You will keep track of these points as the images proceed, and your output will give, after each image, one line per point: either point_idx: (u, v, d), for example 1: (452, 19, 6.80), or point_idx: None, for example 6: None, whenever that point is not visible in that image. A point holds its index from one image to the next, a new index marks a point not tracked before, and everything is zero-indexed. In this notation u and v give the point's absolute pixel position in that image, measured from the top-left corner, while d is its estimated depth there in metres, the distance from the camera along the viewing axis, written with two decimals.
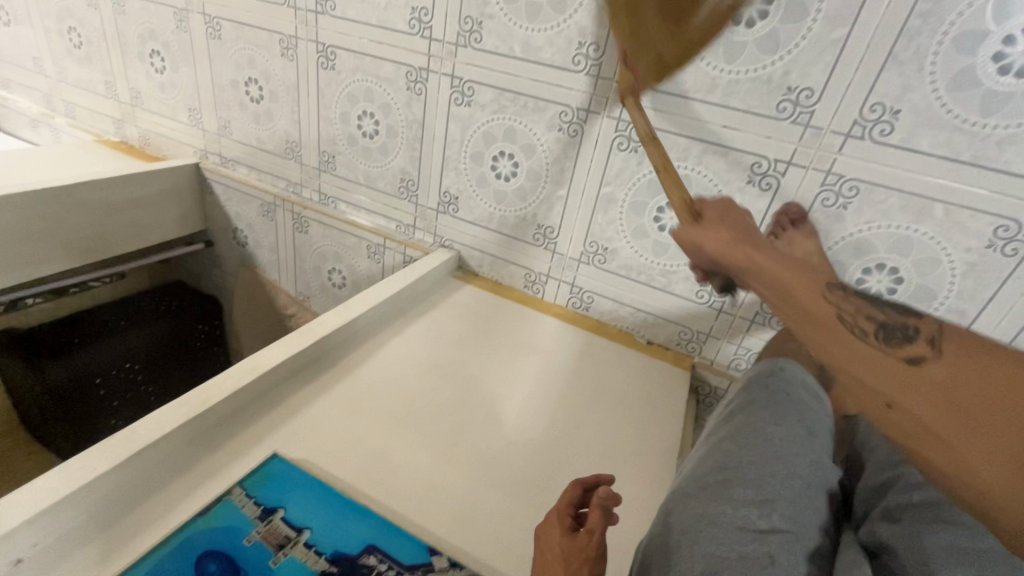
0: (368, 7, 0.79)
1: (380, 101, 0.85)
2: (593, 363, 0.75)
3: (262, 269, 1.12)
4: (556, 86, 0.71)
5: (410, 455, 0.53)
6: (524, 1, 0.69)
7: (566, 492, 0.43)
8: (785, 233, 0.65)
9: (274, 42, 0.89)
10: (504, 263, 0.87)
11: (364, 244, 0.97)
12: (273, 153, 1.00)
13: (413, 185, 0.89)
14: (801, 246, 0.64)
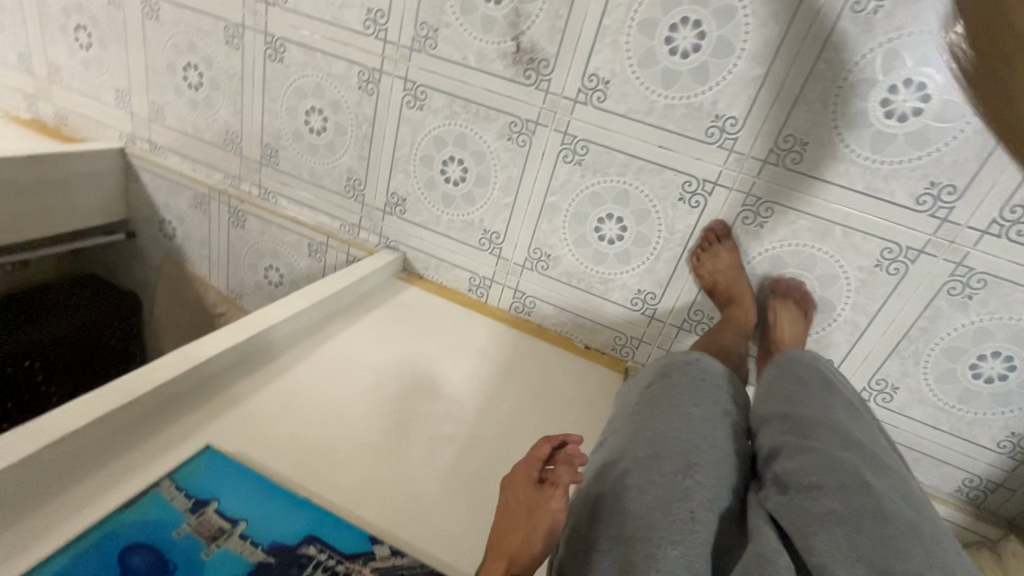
0: (322, 4, 0.78)
1: (330, 98, 0.84)
2: (533, 365, 0.78)
3: (190, 264, 1.06)
4: (507, 97, 0.74)
5: (350, 448, 0.53)
6: (480, 14, 0.72)
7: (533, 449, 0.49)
8: (711, 247, 0.72)
9: (218, 29, 0.86)
10: (449, 266, 0.88)
11: (305, 242, 0.94)
12: (210, 142, 0.95)
13: (360, 184, 0.88)
14: (724, 260, 0.71)
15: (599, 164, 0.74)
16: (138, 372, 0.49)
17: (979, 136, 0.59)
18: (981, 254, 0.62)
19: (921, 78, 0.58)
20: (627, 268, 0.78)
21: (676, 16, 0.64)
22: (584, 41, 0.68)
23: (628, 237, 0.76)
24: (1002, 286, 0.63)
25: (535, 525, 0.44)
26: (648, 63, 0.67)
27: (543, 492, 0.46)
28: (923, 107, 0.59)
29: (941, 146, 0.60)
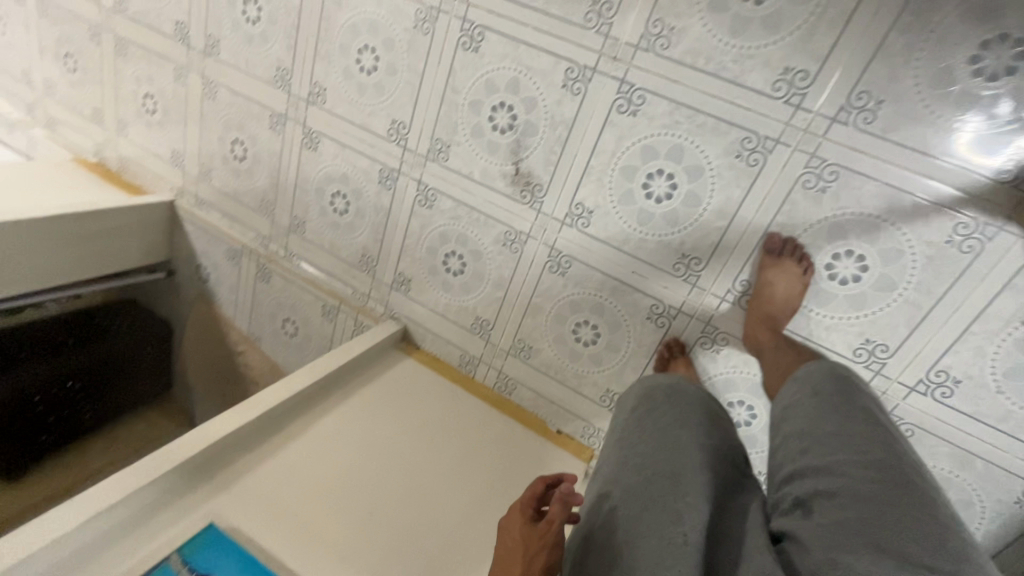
0: (354, 109, 0.90)
1: (354, 185, 0.95)
2: (506, 449, 0.87)
3: (219, 306, 1.18)
4: (505, 210, 0.84)
5: (328, 527, 0.64)
6: (487, 139, 0.82)
7: (528, 490, 0.56)
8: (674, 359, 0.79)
9: (265, 116, 0.98)
10: (444, 342, 0.98)
11: (320, 303, 1.05)
12: (248, 206, 1.08)
13: (373, 260, 0.99)
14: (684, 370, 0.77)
15: (579, 278, 0.83)
16: (171, 446, 0.60)
17: (910, 307, 0.66)
18: (908, 407, 0.70)
19: (861, 251, 0.66)
20: (599, 368, 0.87)
21: (651, 168, 0.74)
22: (573, 175, 0.78)
23: (601, 341, 0.85)
24: (928, 437, 0.70)
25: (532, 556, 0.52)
26: (627, 202, 0.76)
27: (539, 530, 0.54)
28: (861, 274, 0.67)
29: (876, 311, 0.68)
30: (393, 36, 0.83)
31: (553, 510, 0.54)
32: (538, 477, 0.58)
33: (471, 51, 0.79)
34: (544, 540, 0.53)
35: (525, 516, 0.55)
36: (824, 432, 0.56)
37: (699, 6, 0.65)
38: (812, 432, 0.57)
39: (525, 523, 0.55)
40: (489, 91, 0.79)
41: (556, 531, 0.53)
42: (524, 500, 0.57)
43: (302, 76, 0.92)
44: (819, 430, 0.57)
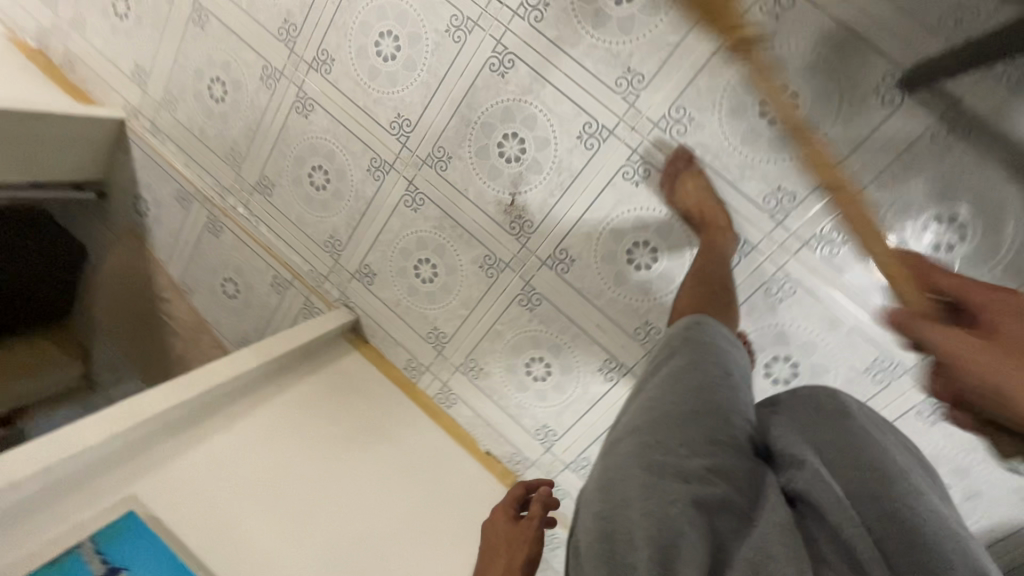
0: (360, 90, 0.86)
1: (339, 164, 0.91)
2: (438, 463, 0.88)
3: (152, 244, 1.08)
4: (491, 236, 0.85)
5: (247, 523, 0.62)
6: (491, 163, 0.82)
7: (509, 494, 0.66)
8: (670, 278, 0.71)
9: (258, 66, 0.91)
10: (395, 342, 0.97)
11: (272, 273, 1.00)
12: (213, 150, 0.99)
13: (340, 244, 0.95)
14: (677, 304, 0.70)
15: (545, 316, 0.86)
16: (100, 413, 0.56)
17: None
18: None
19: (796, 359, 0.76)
20: (542, 404, 0.90)
21: (638, 238, 0.78)
22: (565, 222, 0.81)
23: (550, 379, 0.89)
24: None
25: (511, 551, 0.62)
26: (608, 261, 0.80)
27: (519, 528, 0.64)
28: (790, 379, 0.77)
29: None
30: (420, 31, 0.80)
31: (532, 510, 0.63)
32: (518, 482, 0.68)
33: (498, 74, 0.78)
34: (524, 535, 0.63)
35: (507, 514, 0.66)
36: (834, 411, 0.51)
37: (720, 107, 0.70)
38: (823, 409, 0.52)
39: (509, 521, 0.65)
40: (505, 119, 0.80)
41: (535, 526, 0.63)
42: (507, 501, 0.67)
43: (311, 38, 0.87)
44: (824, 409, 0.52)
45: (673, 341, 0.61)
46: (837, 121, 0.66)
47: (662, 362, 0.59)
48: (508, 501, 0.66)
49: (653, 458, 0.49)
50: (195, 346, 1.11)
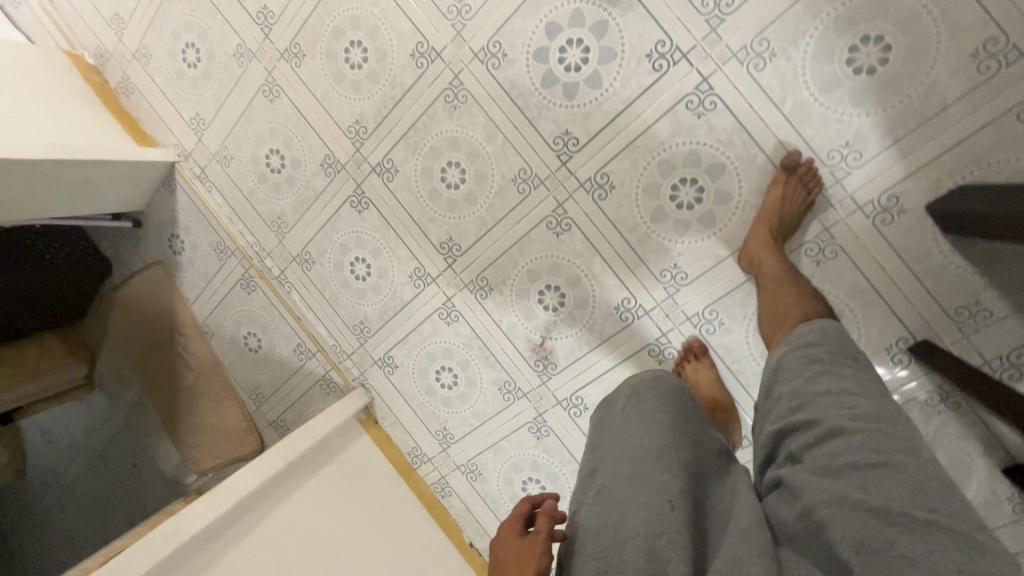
0: (417, 204, 0.89)
1: (382, 261, 0.95)
2: (427, 558, 0.95)
3: (181, 281, 1.10)
4: (514, 366, 0.91)
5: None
6: (529, 305, 0.87)
7: (518, 507, 0.67)
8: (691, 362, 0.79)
9: (321, 153, 0.94)
10: (403, 430, 1.02)
11: (296, 340, 1.04)
12: (259, 212, 1.01)
13: (368, 332, 1.00)
14: (703, 374, 0.78)
15: (550, 447, 0.92)
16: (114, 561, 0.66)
17: None
18: None
19: None
20: None
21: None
22: (587, 374, 0.87)
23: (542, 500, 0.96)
24: None
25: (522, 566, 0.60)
26: None
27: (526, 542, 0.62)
28: None
29: None
30: (487, 172, 0.84)
31: (539, 523, 0.63)
32: (525, 497, 0.68)
33: (553, 232, 0.83)
34: (533, 551, 0.61)
35: (513, 531, 0.65)
36: (816, 387, 0.59)
37: (749, 321, 0.77)
38: (803, 388, 0.61)
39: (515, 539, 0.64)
40: (551, 272, 0.85)
41: (542, 540, 0.62)
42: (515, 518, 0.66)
43: (379, 144, 0.89)
44: (809, 388, 0.60)
45: (638, 388, 0.67)
46: None
47: (630, 406, 0.65)
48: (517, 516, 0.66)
49: (636, 492, 0.55)
50: (203, 384, 1.15)
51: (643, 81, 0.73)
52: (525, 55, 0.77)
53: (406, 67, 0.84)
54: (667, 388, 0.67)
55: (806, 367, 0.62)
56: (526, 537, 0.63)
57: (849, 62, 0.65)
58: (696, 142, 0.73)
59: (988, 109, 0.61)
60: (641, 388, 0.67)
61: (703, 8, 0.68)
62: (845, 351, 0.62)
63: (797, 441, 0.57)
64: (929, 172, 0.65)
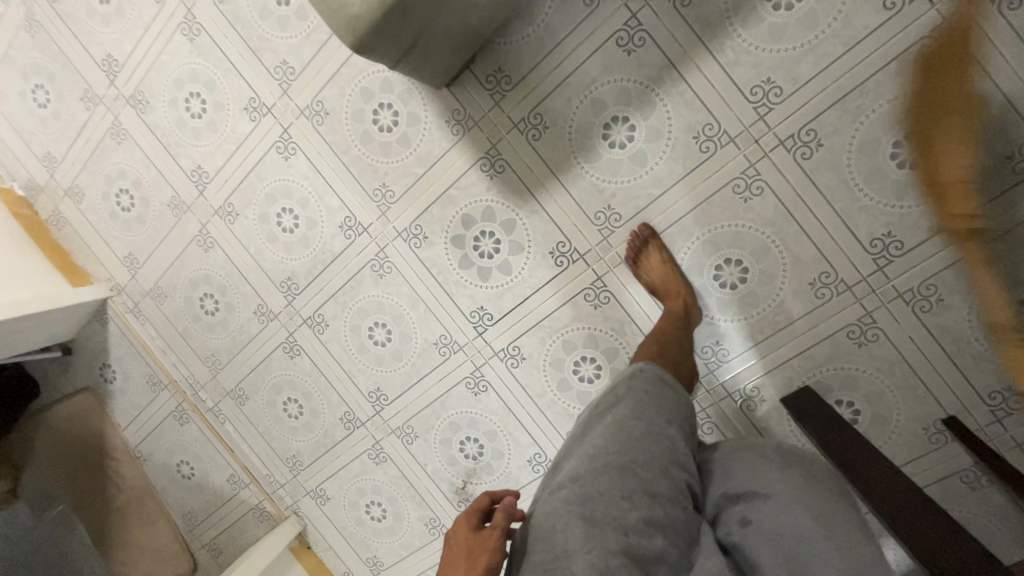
0: (346, 353, 0.95)
1: (313, 402, 1.00)
2: None
3: (114, 406, 1.12)
4: (438, 505, 0.97)
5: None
6: (451, 453, 0.94)
7: (476, 499, 0.60)
8: None
9: (253, 301, 0.98)
10: (334, 556, 1.07)
11: (230, 470, 1.08)
12: (191, 347, 1.04)
13: (300, 466, 1.04)
14: None
15: None
16: None
17: None
18: None
19: None
20: None
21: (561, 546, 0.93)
22: None
23: None
24: None
25: (474, 559, 0.54)
26: None
27: (482, 536, 0.56)
28: None
29: None
30: (411, 333, 0.91)
31: (497, 517, 0.57)
32: (486, 491, 0.61)
33: (471, 391, 0.90)
34: (486, 545, 0.55)
35: (468, 522, 0.58)
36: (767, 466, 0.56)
37: None
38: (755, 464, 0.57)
39: (470, 530, 0.57)
40: (469, 425, 0.92)
41: (498, 537, 0.55)
42: (471, 511, 0.59)
43: (312, 299, 0.94)
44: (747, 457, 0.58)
45: (617, 390, 0.64)
46: None
47: (608, 408, 0.62)
48: (474, 509, 0.59)
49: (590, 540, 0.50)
50: (136, 504, 1.16)
51: (547, 273, 0.82)
52: (443, 239, 0.85)
53: (336, 236, 0.90)
54: (647, 391, 0.63)
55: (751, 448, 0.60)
56: (481, 532, 0.57)
57: (716, 277, 0.76)
58: (594, 328, 0.82)
59: (826, 327, 0.73)
60: (619, 388, 0.64)
61: (596, 221, 0.78)
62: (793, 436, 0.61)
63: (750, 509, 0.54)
64: (782, 370, 0.76)
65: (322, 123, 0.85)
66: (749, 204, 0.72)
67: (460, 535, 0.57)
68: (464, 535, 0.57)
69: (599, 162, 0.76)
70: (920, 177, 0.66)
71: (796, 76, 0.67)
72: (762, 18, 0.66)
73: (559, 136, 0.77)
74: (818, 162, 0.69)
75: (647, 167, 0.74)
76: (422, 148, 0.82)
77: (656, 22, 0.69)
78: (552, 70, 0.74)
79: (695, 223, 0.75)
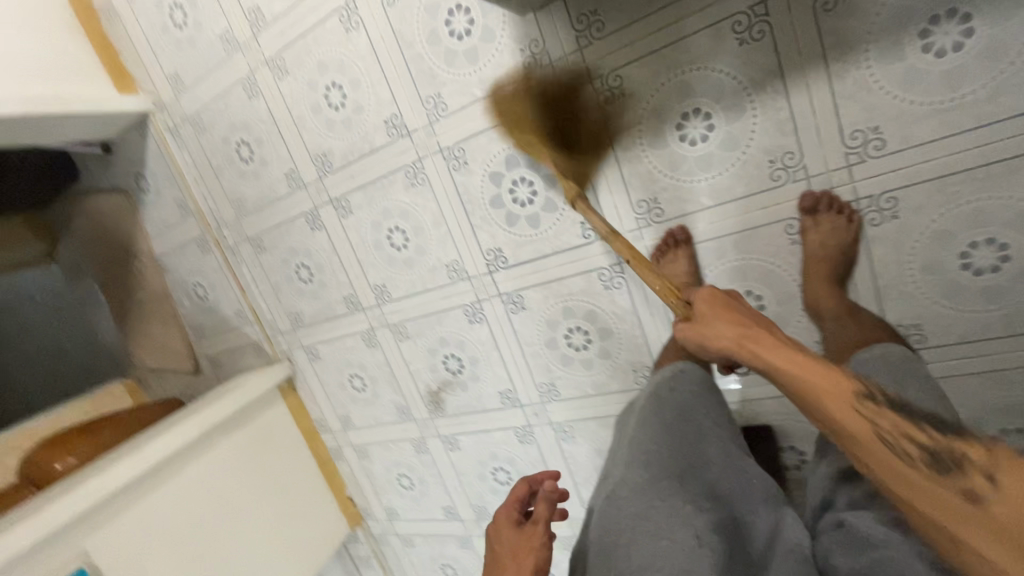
0: (362, 242, 0.97)
1: (323, 275, 1.05)
2: (303, 512, 1.19)
3: (145, 214, 1.19)
4: (410, 397, 1.08)
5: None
6: (434, 361, 1.01)
7: (515, 489, 0.70)
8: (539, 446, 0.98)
9: (286, 164, 0.98)
10: (314, 402, 1.22)
11: (239, 305, 1.17)
12: (221, 186, 1.07)
13: (300, 323, 1.13)
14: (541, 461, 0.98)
15: (425, 461, 1.13)
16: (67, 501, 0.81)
17: None
18: None
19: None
20: (398, 497, 1.22)
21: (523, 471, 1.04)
22: (467, 426, 1.04)
23: (413, 489, 1.18)
24: None
25: (525, 552, 0.64)
26: (480, 465, 1.06)
27: (527, 531, 0.66)
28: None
29: None
30: (427, 249, 0.92)
31: (539, 509, 0.67)
32: (522, 479, 0.72)
33: (467, 317, 0.94)
34: (533, 538, 0.65)
35: (512, 517, 0.68)
36: None
37: (592, 443, 0.94)
38: None
39: (515, 525, 0.67)
40: (456, 345, 0.98)
41: (542, 528, 0.65)
42: (513, 503, 0.69)
43: (342, 182, 0.94)
44: None
45: (658, 392, 0.68)
46: None
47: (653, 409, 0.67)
48: (515, 503, 0.69)
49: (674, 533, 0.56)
50: (154, 304, 1.28)
51: (571, 241, 0.81)
52: (482, 172, 0.82)
53: (379, 129, 0.87)
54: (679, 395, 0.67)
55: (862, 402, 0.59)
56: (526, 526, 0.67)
57: None
58: (597, 305, 0.83)
59: None
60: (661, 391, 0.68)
61: (637, 209, 0.75)
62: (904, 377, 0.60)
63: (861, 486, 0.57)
64: (752, 405, 0.79)
65: (393, 5, 0.78)
66: (794, 248, 0.69)
67: (505, 528, 0.67)
68: (510, 531, 0.66)
69: (663, 151, 0.71)
70: (976, 285, 0.62)
71: (907, 135, 0.59)
72: (904, 56, 0.57)
73: (632, 109, 0.70)
74: (884, 233, 0.64)
75: (708, 175, 0.69)
76: (488, 69, 0.76)
77: (785, 18, 0.60)
78: (651, 34, 0.66)
79: (733, 247, 0.72)
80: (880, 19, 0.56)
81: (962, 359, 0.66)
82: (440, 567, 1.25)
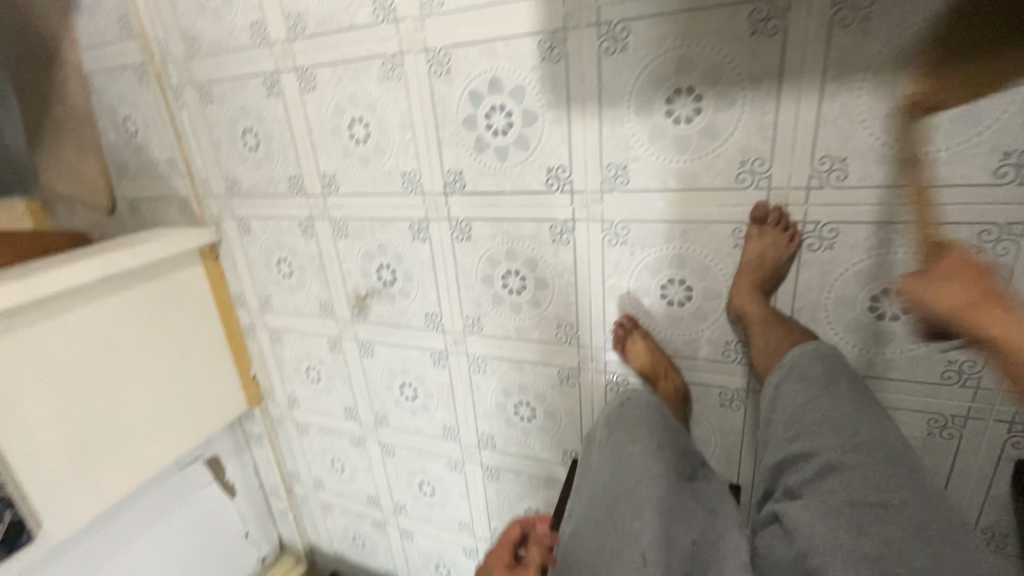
0: (320, 123, 0.91)
1: (270, 146, 0.98)
2: (202, 377, 1.17)
3: (79, 21, 1.04)
4: (336, 294, 1.06)
5: (32, 413, 0.86)
6: (368, 267, 0.99)
7: (509, 532, 0.76)
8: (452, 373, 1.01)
9: (253, 12, 0.87)
10: (235, 274, 1.17)
11: (172, 154, 1.08)
12: (174, 14, 0.95)
13: (236, 191, 1.06)
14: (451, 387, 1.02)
15: (338, 360, 1.13)
16: None
17: (428, 518, 1.22)
18: (390, 526, 1.30)
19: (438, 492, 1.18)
20: (303, 387, 1.23)
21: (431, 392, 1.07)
22: (387, 337, 1.04)
23: (319, 383, 1.19)
24: (381, 534, 1.33)
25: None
26: (390, 377, 1.08)
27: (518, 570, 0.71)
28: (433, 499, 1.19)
29: (421, 509, 1.22)
30: (387, 151, 0.87)
31: (533, 550, 0.73)
32: (513, 522, 0.78)
33: (412, 233, 0.92)
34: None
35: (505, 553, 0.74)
36: (810, 415, 0.62)
37: (501, 381, 0.97)
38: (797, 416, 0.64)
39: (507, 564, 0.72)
40: (393, 256, 0.96)
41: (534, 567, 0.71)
42: (507, 542, 0.76)
43: (311, 51, 0.86)
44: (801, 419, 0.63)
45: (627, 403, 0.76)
46: (545, 444, 1.00)
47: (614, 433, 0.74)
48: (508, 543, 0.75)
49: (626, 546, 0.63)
50: (74, 126, 1.15)
51: (533, 184, 0.79)
52: (462, 87, 0.77)
53: (363, 5, 0.79)
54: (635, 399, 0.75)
55: (798, 395, 0.65)
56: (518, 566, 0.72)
57: (662, 289, 0.78)
58: (541, 255, 0.83)
59: (710, 377, 0.80)
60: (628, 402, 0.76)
61: (605, 171, 0.74)
62: (837, 375, 0.64)
63: (796, 472, 0.62)
64: None
65: None
66: (735, 252, 0.71)
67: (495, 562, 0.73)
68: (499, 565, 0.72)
69: (648, 121, 0.69)
70: (875, 328, 0.68)
71: (866, 173, 0.61)
72: (893, 98, 0.58)
73: (630, 67, 0.68)
74: (817, 259, 0.67)
75: (681, 157, 0.69)
76: None
77: (802, 21, 0.58)
78: None
79: (680, 235, 0.73)
80: (886, 51, 0.56)
81: (899, 392, 0.70)
82: (330, 460, 1.29)
